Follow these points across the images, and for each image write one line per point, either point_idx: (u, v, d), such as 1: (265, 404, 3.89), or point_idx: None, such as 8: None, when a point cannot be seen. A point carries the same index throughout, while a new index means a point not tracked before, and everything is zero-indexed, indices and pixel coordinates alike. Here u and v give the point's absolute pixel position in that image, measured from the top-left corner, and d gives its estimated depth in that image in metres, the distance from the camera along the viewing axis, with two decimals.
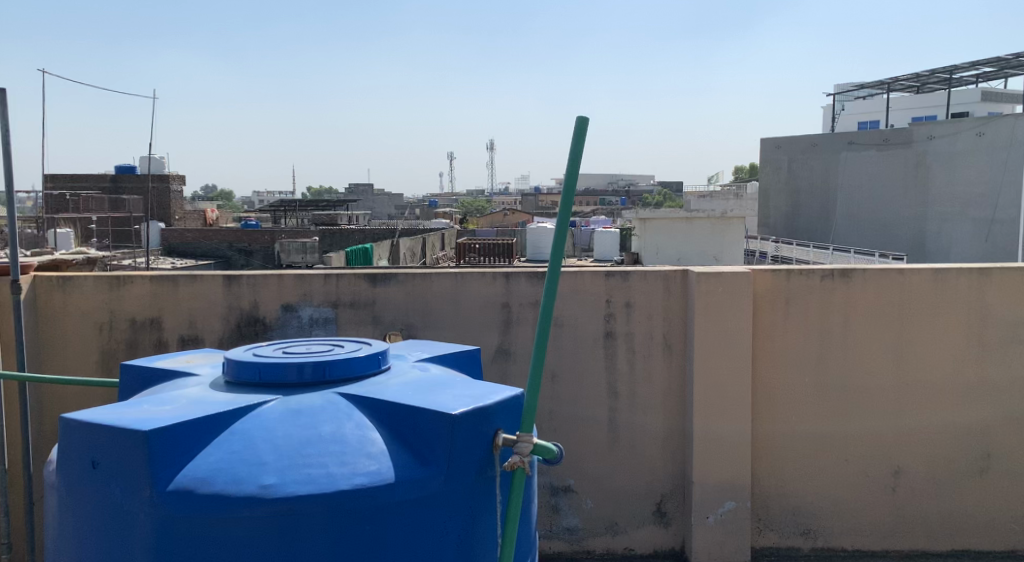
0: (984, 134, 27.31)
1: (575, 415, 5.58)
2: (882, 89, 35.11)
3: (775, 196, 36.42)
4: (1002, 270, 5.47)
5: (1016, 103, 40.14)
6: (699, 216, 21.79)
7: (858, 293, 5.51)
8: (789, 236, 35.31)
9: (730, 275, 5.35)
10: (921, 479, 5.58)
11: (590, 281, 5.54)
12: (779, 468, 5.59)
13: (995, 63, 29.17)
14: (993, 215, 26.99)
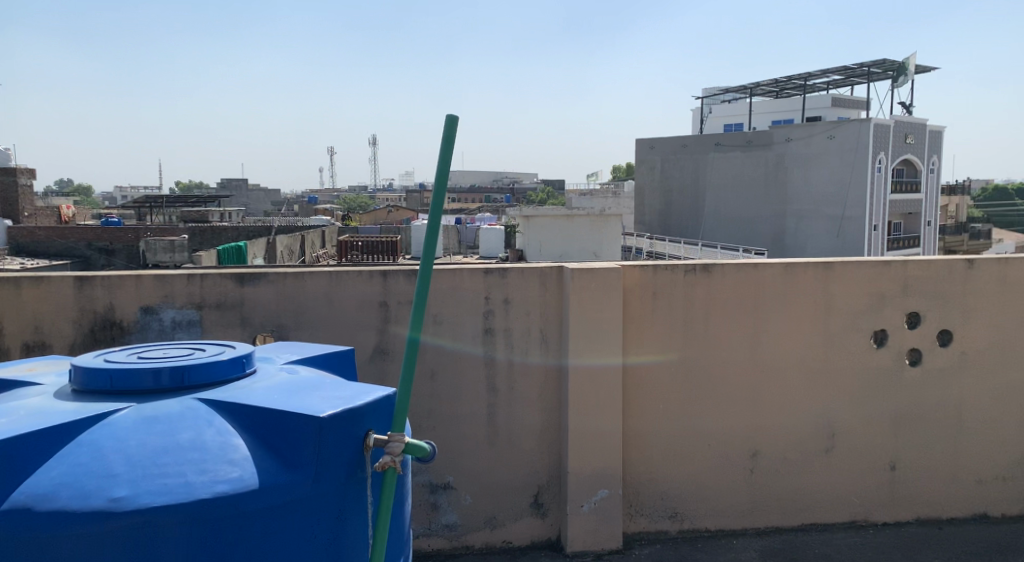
0: (835, 137, 29.72)
1: (453, 412, 5.60)
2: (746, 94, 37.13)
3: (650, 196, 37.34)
4: (846, 263, 5.91)
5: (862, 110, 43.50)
6: (579, 214, 22.28)
7: (719, 286, 5.81)
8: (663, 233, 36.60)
9: (601, 271, 5.52)
10: (775, 459, 5.96)
11: (467, 278, 5.57)
12: (648, 455, 5.82)
13: (844, 72, 31.44)
14: (844, 212, 29.61)
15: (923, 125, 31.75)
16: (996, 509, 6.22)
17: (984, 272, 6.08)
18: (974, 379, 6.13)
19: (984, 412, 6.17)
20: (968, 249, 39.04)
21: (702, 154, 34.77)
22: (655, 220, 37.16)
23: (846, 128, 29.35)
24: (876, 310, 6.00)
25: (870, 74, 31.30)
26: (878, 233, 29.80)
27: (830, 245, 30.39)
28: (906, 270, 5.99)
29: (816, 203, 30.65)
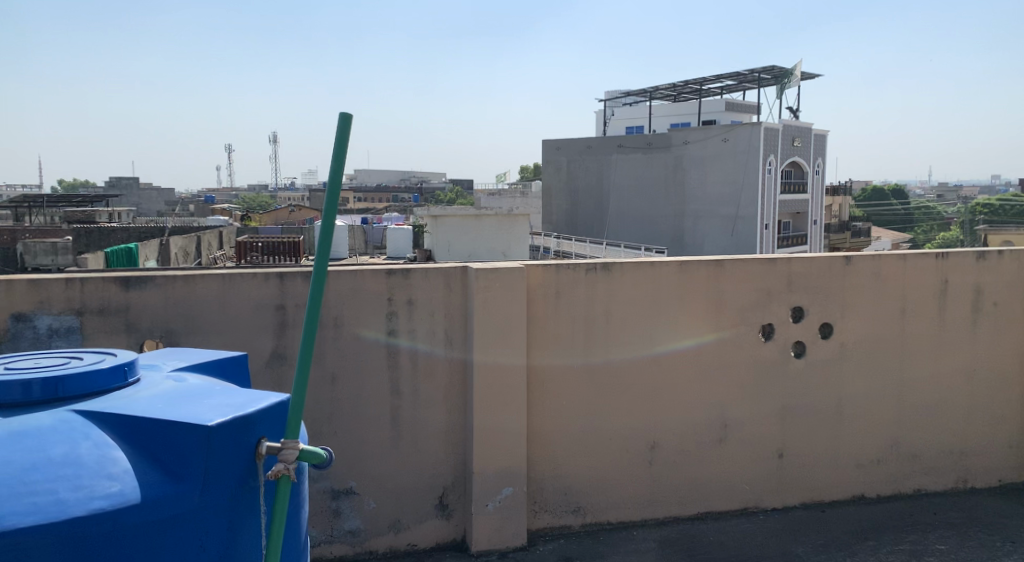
0: (729, 140, 30.99)
1: (354, 416, 5.50)
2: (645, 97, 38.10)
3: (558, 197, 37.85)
4: (736, 261, 6.15)
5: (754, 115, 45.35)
6: (485, 214, 22.27)
7: (618, 283, 5.94)
8: (569, 233, 37.20)
9: (505, 271, 5.54)
10: (673, 451, 6.14)
11: (368, 280, 5.48)
12: (552, 452, 5.89)
13: (736, 77, 32.73)
14: (739, 211, 30.85)
15: (808, 129, 33.39)
16: (874, 491, 6.61)
17: (861, 268, 6.45)
18: (854, 369, 6.50)
19: (863, 401, 6.54)
20: (851, 246, 41.32)
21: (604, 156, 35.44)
22: (562, 219, 37.71)
23: (739, 131, 30.57)
24: (764, 306, 6.26)
25: (761, 80, 32.70)
26: (769, 231, 31.18)
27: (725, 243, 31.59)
28: (790, 266, 6.29)
29: (713, 203, 31.77)
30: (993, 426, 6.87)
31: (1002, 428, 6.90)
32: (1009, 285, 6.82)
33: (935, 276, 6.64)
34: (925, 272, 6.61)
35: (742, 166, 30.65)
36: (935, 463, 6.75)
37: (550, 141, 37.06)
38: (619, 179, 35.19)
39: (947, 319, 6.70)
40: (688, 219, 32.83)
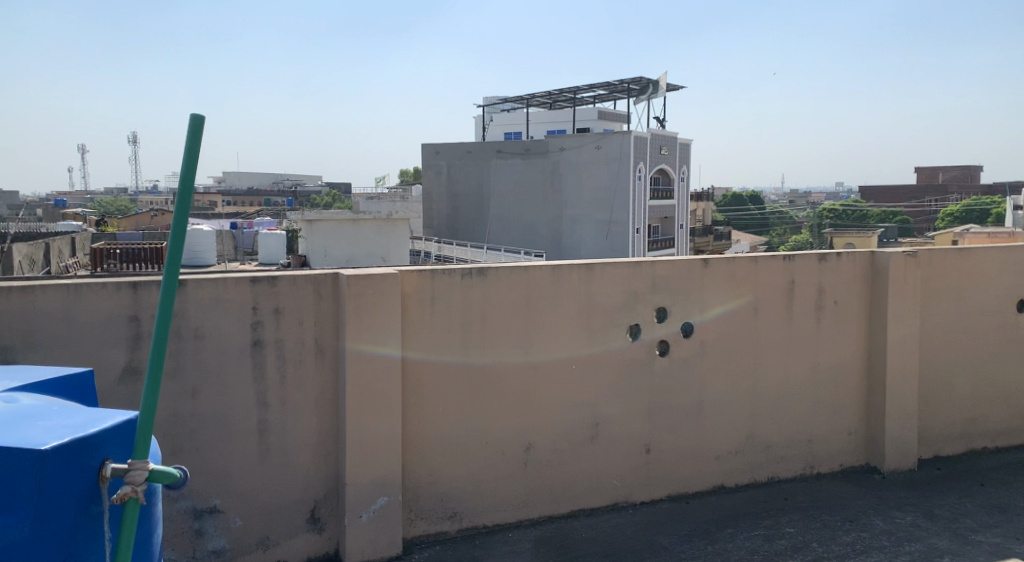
0: (601, 148, 32.08)
1: (218, 430, 5.27)
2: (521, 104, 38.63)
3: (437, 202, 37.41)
4: (604, 265, 6.34)
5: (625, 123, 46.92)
6: (366, 217, 21.93)
7: (492, 288, 5.98)
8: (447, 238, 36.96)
9: (378, 277, 5.46)
10: (546, 452, 6.25)
11: (232, 288, 5.26)
12: (427, 458, 5.86)
13: (609, 87, 33.75)
14: (612, 216, 32.06)
15: (674, 137, 34.88)
16: (732, 480, 6.98)
17: (718, 270, 6.80)
18: (713, 366, 6.84)
19: (721, 395, 6.89)
20: (714, 248, 43.46)
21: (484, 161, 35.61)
22: (442, 223, 37.38)
23: (610, 139, 31.59)
24: (631, 307, 6.48)
25: (631, 90, 33.86)
26: (640, 235, 32.34)
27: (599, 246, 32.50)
28: (654, 269, 6.54)
29: (587, 208, 32.64)
30: (836, 416, 7.41)
31: (845, 417, 7.45)
32: (848, 283, 7.38)
33: (783, 276, 7.10)
34: (774, 273, 7.05)
35: (614, 173, 31.88)
36: (786, 452, 7.20)
37: (428, 144, 36.37)
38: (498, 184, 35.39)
39: (795, 317, 7.17)
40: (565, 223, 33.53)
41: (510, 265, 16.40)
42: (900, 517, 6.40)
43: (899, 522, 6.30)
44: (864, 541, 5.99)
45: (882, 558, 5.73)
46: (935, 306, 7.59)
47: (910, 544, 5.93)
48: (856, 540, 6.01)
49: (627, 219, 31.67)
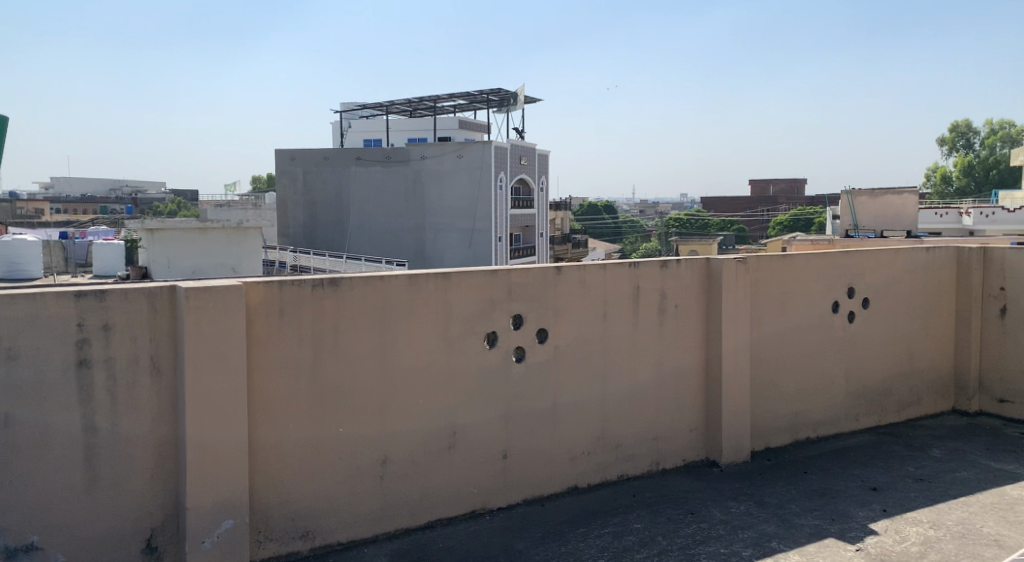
0: (462, 156, 32.33)
1: (39, 458, 4.85)
2: (380, 112, 38.10)
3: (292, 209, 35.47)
4: (457, 273, 6.35)
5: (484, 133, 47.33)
6: (213, 226, 20.82)
7: (345, 299, 5.84)
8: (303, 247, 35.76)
9: (220, 289, 5.20)
10: (402, 465, 6.17)
11: (53, 304, 4.85)
12: (277, 476, 5.64)
13: (469, 97, 33.91)
14: (475, 225, 32.30)
15: (533, 148, 35.53)
16: (584, 481, 7.18)
17: (569, 278, 6.98)
18: (566, 371, 7.01)
19: (574, 399, 7.08)
20: (572, 255, 44.62)
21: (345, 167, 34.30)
22: (299, 232, 35.42)
23: (471, 148, 32.00)
24: (486, 315, 6.53)
25: (490, 101, 34.18)
26: (501, 244, 32.82)
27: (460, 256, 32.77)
28: (509, 277, 6.63)
29: (448, 216, 32.70)
30: (679, 414, 7.79)
31: (687, 415, 7.84)
32: (688, 288, 7.79)
33: (629, 282, 7.40)
34: (621, 279, 7.33)
35: (475, 182, 32.16)
36: (634, 451, 7.50)
37: (283, 150, 34.60)
38: (358, 191, 34.14)
39: (640, 321, 7.49)
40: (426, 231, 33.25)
41: (377, 274, 16.07)
42: (735, 507, 6.81)
43: (734, 512, 6.71)
44: (704, 531, 6.34)
45: (718, 546, 6.07)
46: (764, 308, 8.16)
47: (742, 531, 6.33)
48: (696, 530, 6.34)
49: (490, 227, 32.06)
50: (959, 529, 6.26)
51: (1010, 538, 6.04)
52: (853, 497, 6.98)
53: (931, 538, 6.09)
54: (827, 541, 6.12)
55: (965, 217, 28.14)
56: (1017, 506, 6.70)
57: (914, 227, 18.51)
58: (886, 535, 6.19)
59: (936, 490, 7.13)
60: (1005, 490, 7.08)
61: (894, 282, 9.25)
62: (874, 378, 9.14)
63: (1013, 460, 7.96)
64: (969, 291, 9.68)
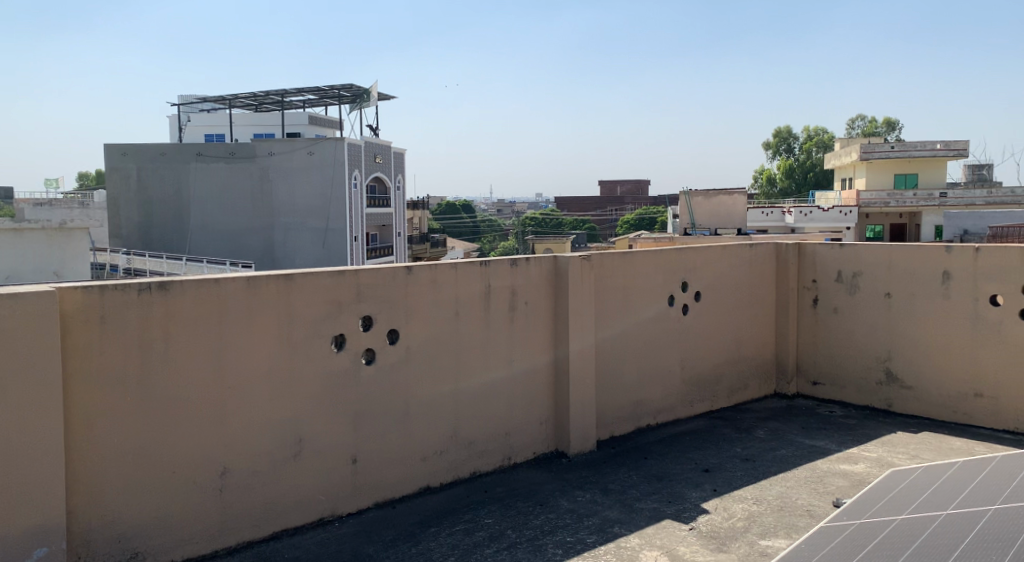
0: (313, 153, 31.12)
1: None
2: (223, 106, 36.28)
3: (125, 206, 33.03)
4: (302, 275, 6.13)
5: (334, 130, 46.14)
6: (29, 226, 18.60)
7: (176, 303, 5.50)
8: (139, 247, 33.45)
9: (29, 295, 4.75)
10: (242, 475, 5.89)
11: None
12: (100, 496, 5.24)
13: (318, 92, 32.90)
14: (328, 223, 31.30)
15: (387, 145, 35.00)
16: (436, 480, 7.14)
17: (419, 278, 6.93)
18: (416, 372, 6.95)
19: (425, 400, 7.03)
20: (431, 255, 44.38)
21: (183, 163, 32.29)
22: (133, 233, 33.08)
23: (323, 145, 30.84)
24: (333, 317, 6.36)
25: (340, 97, 33.32)
26: (357, 242, 32.10)
27: (314, 255, 31.60)
28: (357, 278, 6.49)
29: (296, 215, 31.65)
30: (529, 409, 7.92)
31: (537, 409, 7.99)
32: (536, 285, 7.93)
33: (480, 281, 7.42)
34: (472, 278, 7.35)
35: (326, 180, 31.12)
36: (486, 447, 7.54)
37: (115, 146, 32.32)
38: (199, 189, 32.38)
39: (491, 319, 7.54)
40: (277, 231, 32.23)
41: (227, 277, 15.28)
42: (581, 496, 7.02)
43: (580, 500, 6.91)
44: (551, 521, 6.48)
45: (564, 535, 6.23)
46: (607, 304, 8.46)
47: (588, 519, 6.53)
48: (544, 521, 6.47)
49: (344, 227, 31.13)
50: (779, 502, 6.76)
51: (821, 508, 6.60)
52: (687, 479, 7.37)
53: (754, 513, 6.54)
54: (664, 522, 6.43)
55: (788, 216, 30.50)
56: (827, 478, 7.33)
57: (745, 225, 19.85)
58: (716, 513, 6.58)
59: (761, 468, 7.67)
60: (817, 464, 7.73)
61: (723, 276, 9.87)
62: (707, 368, 9.71)
63: (826, 437, 8.70)
64: (788, 283, 10.48)
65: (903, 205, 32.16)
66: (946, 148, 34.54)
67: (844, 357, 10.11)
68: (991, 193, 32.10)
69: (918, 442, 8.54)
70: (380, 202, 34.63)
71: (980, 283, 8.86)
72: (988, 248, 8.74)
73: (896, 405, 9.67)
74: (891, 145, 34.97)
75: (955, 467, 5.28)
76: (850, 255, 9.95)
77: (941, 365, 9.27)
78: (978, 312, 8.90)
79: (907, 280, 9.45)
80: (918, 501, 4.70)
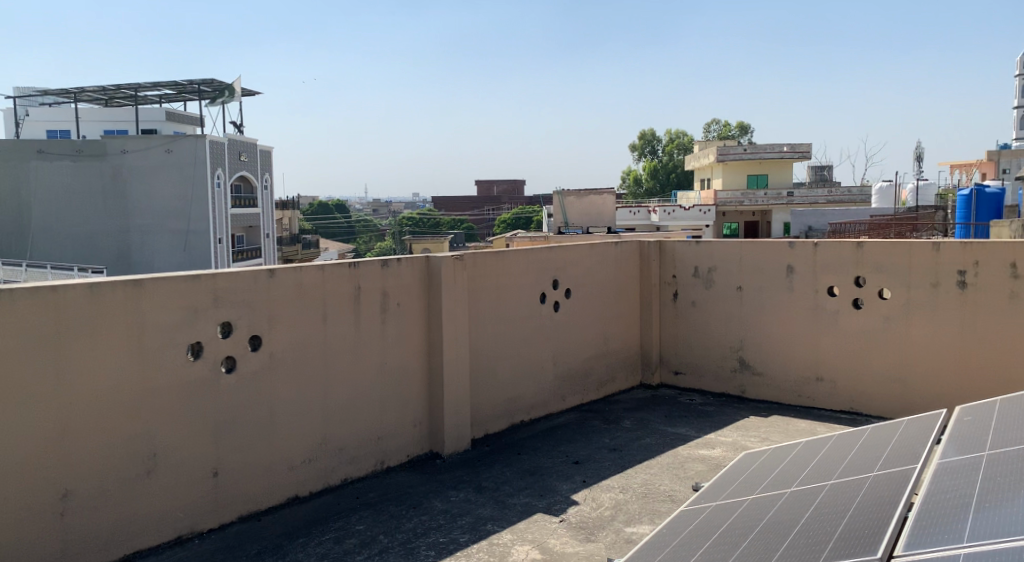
0: (171, 151, 29.79)
1: None
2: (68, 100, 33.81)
3: None
4: (153, 280, 5.82)
5: (194, 127, 43.97)
6: None
7: (6, 314, 5.09)
8: None
9: None
10: (87, 497, 5.52)
11: None
12: None
13: (175, 87, 31.25)
14: (189, 225, 29.88)
15: (252, 143, 33.75)
16: (304, 489, 6.96)
17: (282, 281, 6.72)
18: (281, 378, 6.74)
19: (290, 407, 6.82)
20: (301, 257, 43.09)
21: (22, 162, 29.60)
22: None
23: (180, 142, 29.53)
24: (188, 324, 6.07)
25: (200, 92, 31.81)
26: (221, 245, 30.83)
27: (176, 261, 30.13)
28: (214, 282, 6.23)
29: (153, 217, 29.99)
30: (401, 411, 7.85)
31: (409, 411, 7.92)
32: (407, 286, 7.87)
33: (348, 282, 7.29)
34: (339, 280, 7.20)
35: (185, 179, 29.75)
36: (356, 453, 7.41)
37: None
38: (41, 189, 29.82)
39: (360, 322, 7.42)
40: (134, 234, 30.36)
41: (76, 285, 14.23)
42: (454, 496, 7.03)
43: (453, 501, 6.92)
44: (424, 523, 6.46)
45: (437, 536, 6.23)
46: (478, 303, 8.51)
47: (460, 518, 6.56)
48: (417, 524, 6.45)
49: (207, 229, 29.86)
50: (643, 489, 7.04)
51: (682, 493, 6.92)
52: (557, 473, 7.53)
53: (621, 501, 6.77)
54: (535, 516, 6.55)
55: (653, 215, 31.71)
56: (687, 463, 7.69)
57: (614, 224, 20.48)
58: (584, 504, 6.77)
59: (626, 457, 7.95)
60: (678, 451, 8.10)
61: (590, 273, 10.15)
62: (577, 363, 9.94)
63: (687, 425, 9.12)
64: (651, 279, 10.91)
65: (755, 203, 34.29)
66: (793, 150, 37.00)
67: (702, 349, 10.63)
68: (831, 192, 34.71)
69: (769, 425, 9.11)
70: (245, 202, 33.32)
71: (821, 275, 9.55)
72: (828, 243, 9.44)
73: (749, 392, 10.27)
74: (744, 147, 37.10)
75: (799, 447, 5.68)
76: (707, 251, 10.47)
77: (788, 352, 9.92)
78: (819, 303, 9.60)
79: (758, 273, 10.05)
80: (767, 481, 5.03)
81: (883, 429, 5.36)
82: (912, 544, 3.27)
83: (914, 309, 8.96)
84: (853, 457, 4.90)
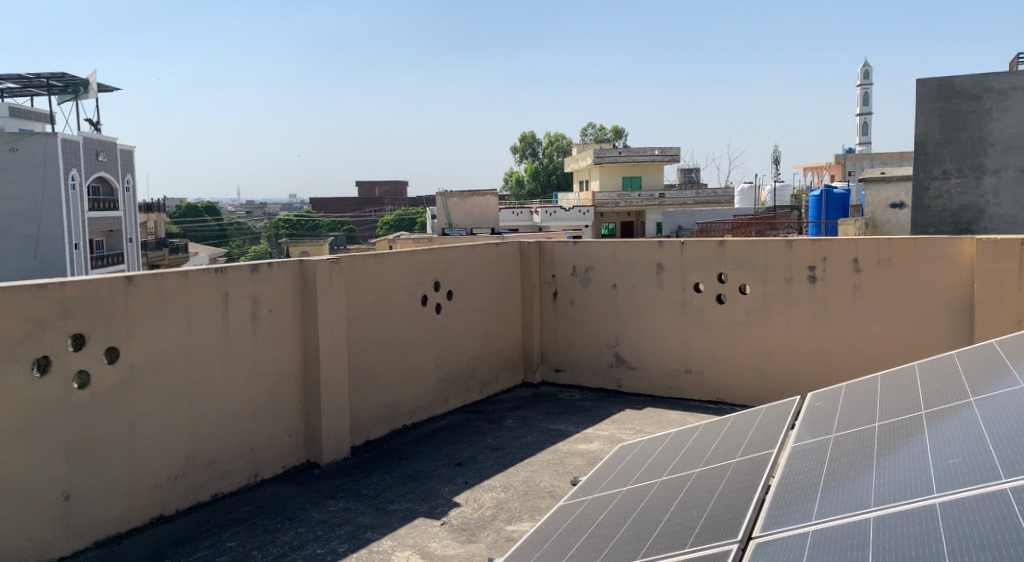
0: (16, 151, 27.43)
1: None
2: None
3: None
4: None
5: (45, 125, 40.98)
6: None
7: None
8: None
9: None
10: None
11: None
12: None
13: (20, 81, 29.02)
14: (39, 230, 27.65)
15: (111, 143, 32.03)
16: (171, 507, 6.64)
17: (141, 289, 6.40)
18: (142, 392, 6.41)
19: (153, 421, 6.50)
20: (171, 263, 41.00)
21: None
22: None
23: (27, 141, 27.30)
24: (35, 337, 5.68)
25: (50, 87, 29.69)
26: (77, 250, 28.88)
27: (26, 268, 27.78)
28: (64, 291, 5.85)
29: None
30: (276, 421, 7.62)
31: (284, 421, 7.71)
32: (280, 291, 7.65)
33: (215, 289, 7.01)
34: (205, 286, 6.92)
35: (34, 181, 27.58)
36: (228, 467, 7.14)
37: None
38: None
39: (230, 329, 7.16)
40: None
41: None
42: (333, 506, 6.90)
43: (331, 510, 6.79)
44: (301, 535, 6.31)
45: (315, 548, 6.10)
46: (356, 306, 8.38)
47: (339, 528, 6.44)
48: (293, 536, 6.29)
49: (61, 233, 27.87)
50: (524, 487, 7.15)
51: (561, 488, 7.08)
52: (439, 476, 7.53)
53: (502, 500, 6.85)
54: (416, 521, 6.52)
55: (535, 216, 32.17)
56: (566, 459, 7.87)
57: (497, 225, 20.66)
58: (466, 505, 6.80)
59: (508, 456, 8.04)
60: (558, 447, 8.27)
61: (470, 275, 10.18)
62: (458, 365, 9.96)
63: (566, 421, 9.33)
64: (530, 279, 11.09)
65: (630, 205, 35.25)
66: (664, 153, 38.49)
67: (580, 346, 10.90)
68: (700, 193, 36.36)
69: (643, 418, 9.45)
70: (104, 205, 31.36)
71: (688, 272, 9.99)
72: (694, 241, 9.89)
73: (624, 386, 10.61)
74: (619, 150, 38.30)
75: (671, 437, 5.92)
76: (583, 251, 10.75)
77: (660, 347, 10.31)
78: (687, 299, 10.04)
79: (630, 271, 10.40)
80: (640, 471, 5.22)
81: (745, 417, 5.68)
82: (769, 525, 3.47)
83: (772, 302, 9.52)
84: (718, 445, 5.17)
